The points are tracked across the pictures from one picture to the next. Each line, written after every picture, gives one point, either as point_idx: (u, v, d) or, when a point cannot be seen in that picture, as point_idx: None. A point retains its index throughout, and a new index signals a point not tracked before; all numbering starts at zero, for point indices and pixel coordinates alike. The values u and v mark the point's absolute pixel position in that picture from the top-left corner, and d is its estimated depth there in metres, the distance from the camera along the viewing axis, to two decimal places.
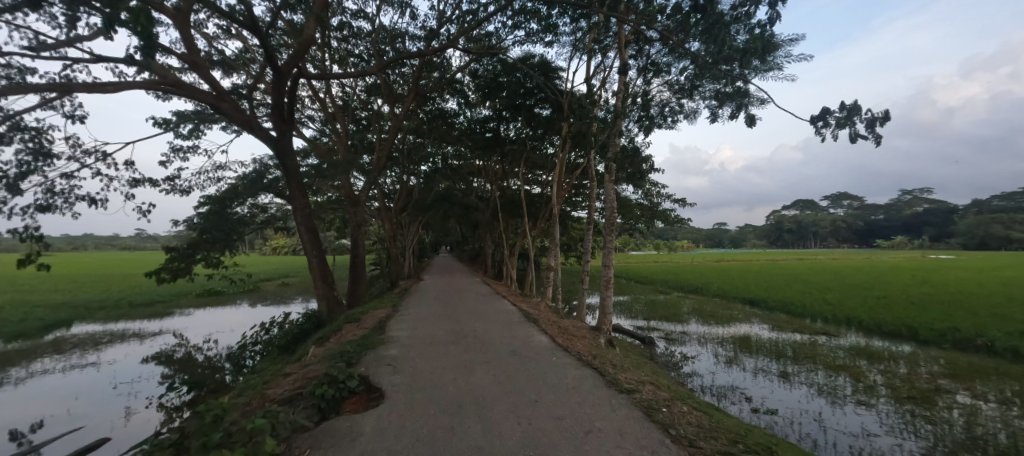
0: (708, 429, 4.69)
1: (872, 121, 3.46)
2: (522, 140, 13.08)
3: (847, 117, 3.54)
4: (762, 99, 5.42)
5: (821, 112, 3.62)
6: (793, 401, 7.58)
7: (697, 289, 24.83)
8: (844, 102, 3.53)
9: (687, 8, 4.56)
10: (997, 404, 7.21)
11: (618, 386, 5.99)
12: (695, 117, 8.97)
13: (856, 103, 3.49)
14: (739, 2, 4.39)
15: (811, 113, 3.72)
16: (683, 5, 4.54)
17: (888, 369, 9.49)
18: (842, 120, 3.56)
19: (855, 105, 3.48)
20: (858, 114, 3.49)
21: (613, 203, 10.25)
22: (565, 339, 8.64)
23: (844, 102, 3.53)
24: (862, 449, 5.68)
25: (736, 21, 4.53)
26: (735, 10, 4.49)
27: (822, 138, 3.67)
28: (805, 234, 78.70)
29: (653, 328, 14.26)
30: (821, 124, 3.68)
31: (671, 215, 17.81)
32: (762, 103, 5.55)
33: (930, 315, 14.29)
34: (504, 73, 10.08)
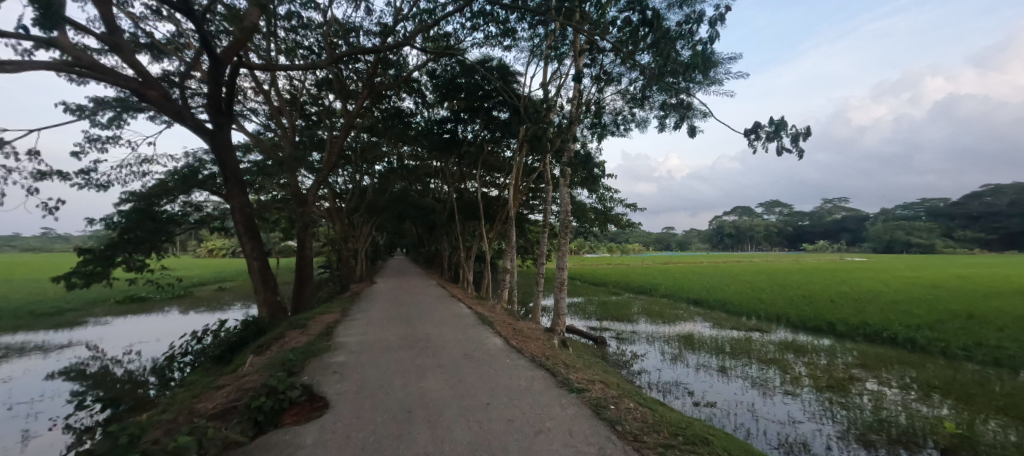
0: (652, 423, 4.91)
1: (796, 136, 3.77)
2: (480, 142, 13.07)
3: (777, 131, 3.82)
4: (705, 113, 5.77)
5: (753, 126, 3.90)
6: (730, 394, 8.10)
7: (646, 290, 25.89)
8: (773, 117, 3.81)
9: (636, 22, 4.77)
10: (901, 390, 8.10)
11: (569, 385, 6.12)
12: (646, 126, 9.41)
13: (784, 118, 3.78)
14: (683, 21, 4.70)
15: (745, 126, 4.00)
16: (634, 18, 4.74)
17: (811, 361, 10.38)
18: (772, 134, 3.86)
19: (782, 120, 3.77)
20: (784, 128, 3.79)
21: (568, 207, 10.47)
22: (519, 341, 8.70)
23: (773, 118, 3.81)
24: (788, 435, 6.16)
25: (680, 36, 4.81)
26: (679, 27, 4.77)
27: (755, 149, 3.95)
28: (743, 238, 84.41)
29: (605, 329, 14.68)
30: (753, 136, 3.95)
31: (623, 219, 18.48)
32: (704, 116, 5.91)
33: (847, 311, 15.79)
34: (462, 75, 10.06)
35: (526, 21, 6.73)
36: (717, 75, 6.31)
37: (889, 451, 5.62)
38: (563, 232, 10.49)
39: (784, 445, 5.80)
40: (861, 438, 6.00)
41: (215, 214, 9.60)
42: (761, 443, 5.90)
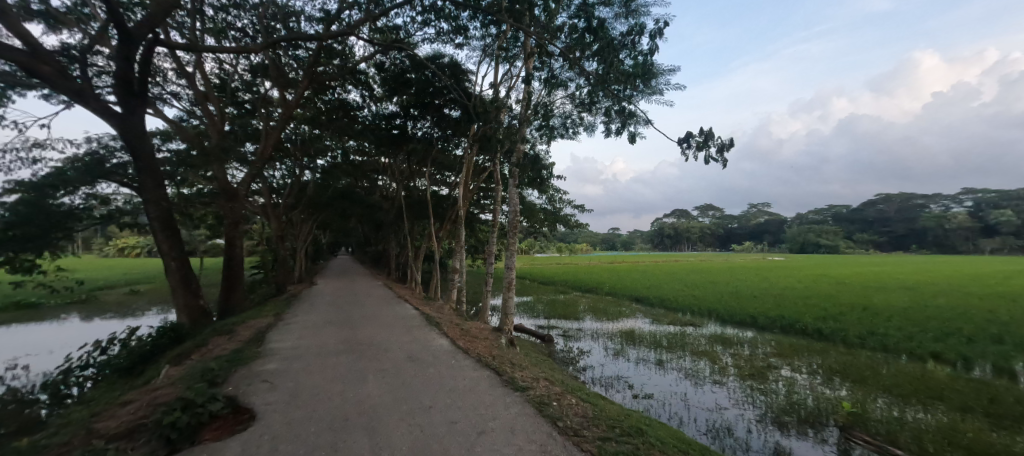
0: (592, 417, 5.07)
1: (722, 147, 4.06)
2: (430, 140, 12.77)
3: (706, 141, 4.10)
4: (646, 121, 6.05)
5: (686, 136, 4.15)
6: (666, 385, 8.58)
7: (592, 289, 26.73)
8: (703, 128, 4.08)
9: (583, 30, 4.93)
10: (811, 375, 8.99)
11: (514, 384, 6.17)
12: (593, 131, 9.72)
13: (712, 129, 4.05)
14: (627, 31, 4.94)
15: (678, 136, 4.27)
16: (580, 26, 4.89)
17: (737, 352, 11.25)
18: (701, 143, 4.13)
19: (711, 131, 4.05)
20: (713, 139, 4.07)
21: (518, 207, 10.51)
22: (466, 341, 8.63)
23: (703, 128, 4.08)
24: (715, 421, 6.63)
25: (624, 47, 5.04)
26: (623, 36, 4.99)
27: (687, 158, 4.21)
28: (680, 239, 89.75)
29: (552, 327, 14.96)
30: (686, 145, 4.21)
31: (571, 220, 18.92)
32: (645, 124, 6.18)
33: (769, 305, 17.28)
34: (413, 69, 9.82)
35: (478, 20, 6.67)
36: (659, 84, 6.67)
37: (799, 430, 6.23)
38: (513, 233, 10.51)
39: (711, 430, 6.24)
40: (776, 420, 6.60)
41: (125, 209, 8.64)
42: (691, 430, 6.30)
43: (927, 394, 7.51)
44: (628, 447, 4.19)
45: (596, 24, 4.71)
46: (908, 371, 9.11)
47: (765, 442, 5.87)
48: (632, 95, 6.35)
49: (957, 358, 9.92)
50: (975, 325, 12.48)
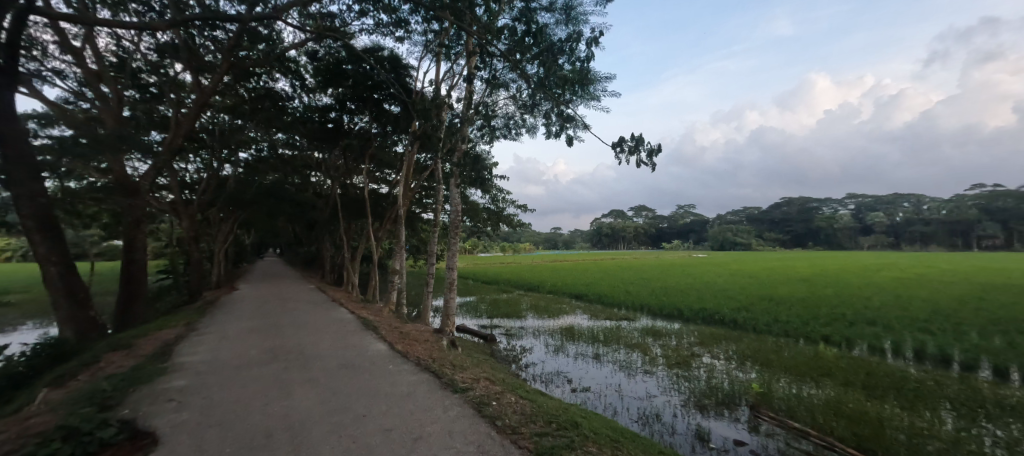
0: (530, 414, 5.17)
1: (651, 152, 4.31)
2: (368, 135, 12.27)
3: (636, 146, 4.33)
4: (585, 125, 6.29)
5: (619, 141, 4.36)
6: (602, 377, 8.94)
7: (534, 287, 27.17)
8: (633, 134, 4.31)
9: (523, 33, 5.01)
10: (729, 361, 9.81)
11: (453, 386, 6.11)
12: (536, 133, 9.91)
13: (642, 136, 4.29)
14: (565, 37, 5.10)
15: (613, 140, 4.50)
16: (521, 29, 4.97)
17: (666, 343, 11.98)
18: (633, 148, 4.35)
19: (641, 137, 4.29)
20: (642, 145, 4.31)
21: (460, 207, 10.41)
22: (405, 345, 8.38)
23: (634, 134, 4.31)
24: (646, 408, 7.03)
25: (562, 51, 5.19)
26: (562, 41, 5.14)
27: (620, 162, 4.41)
28: (616, 238, 93.95)
29: (494, 326, 15.00)
30: (619, 150, 4.42)
31: (514, 219, 19.06)
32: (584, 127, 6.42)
33: (695, 298, 18.59)
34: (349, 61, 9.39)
35: (419, 15, 6.50)
36: (597, 90, 6.95)
37: (717, 412, 6.78)
38: (455, 232, 10.34)
39: (641, 418, 6.60)
40: (698, 404, 7.13)
41: None
42: (624, 419, 6.61)
43: (822, 373, 8.49)
44: (562, 441, 4.32)
45: (535, 28, 4.81)
46: (807, 353, 10.24)
47: (688, 424, 6.32)
48: (571, 99, 6.55)
49: (844, 340, 11.37)
50: (858, 311, 14.37)
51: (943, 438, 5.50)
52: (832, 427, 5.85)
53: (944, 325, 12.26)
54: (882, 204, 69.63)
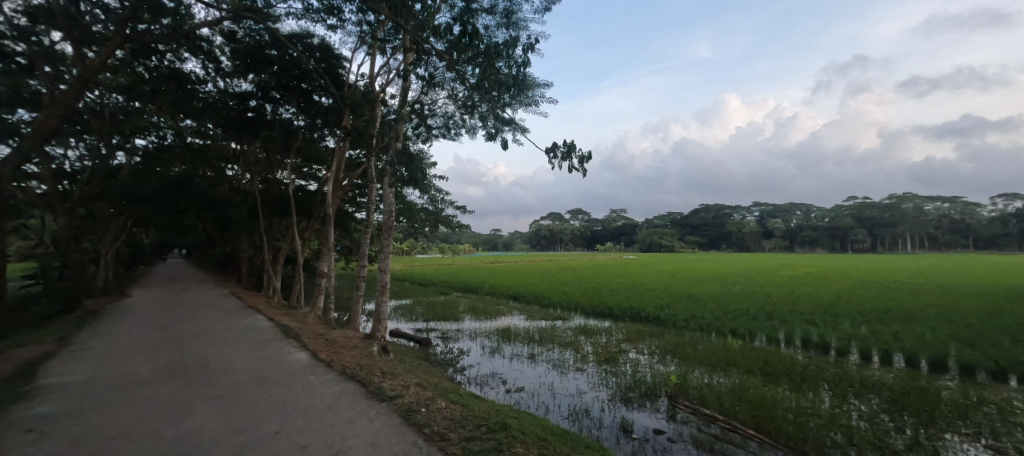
0: (460, 419, 5.15)
1: (581, 159, 4.51)
2: (293, 128, 11.43)
3: (568, 152, 4.50)
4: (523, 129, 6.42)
5: (552, 146, 4.51)
6: (536, 377, 9.13)
7: (472, 289, 27.05)
8: (565, 141, 4.48)
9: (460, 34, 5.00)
10: (652, 356, 10.46)
11: (380, 395, 5.90)
12: (475, 135, 9.91)
13: (573, 143, 4.47)
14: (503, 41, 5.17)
15: (544, 145, 4.71)
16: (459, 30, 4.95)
17: (597, 341, 12.50)
18: (565, 154, 4.52)
19: (572, 144, 4.46)
20: (574, 151, 4.50)
21: (394, 207, 10.07)
22: (331, 353, 7.93)
23: (567, 141, 4.48)
24: (576, 405, 7.30)
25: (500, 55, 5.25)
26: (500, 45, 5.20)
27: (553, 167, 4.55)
28: (553, 239, 96.47)
29: (430, 329, 14.73)
30: (552, 156, 4.56)
31: (453, 221, 18.83)
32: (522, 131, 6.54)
33: (624, 297, 19.63)
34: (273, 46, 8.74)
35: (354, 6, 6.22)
36: (534, 95, 7.14)
37: (640, 404, 7.21)
38: (389, 232, 9.98)
39: (571, 414, 6.83)
40: (624, 398, 7.52)
41: None
42: (555, 416, 6.80)
43: (730, 363, 9.34)
44: (490, 444, 4.36)
45: (473, 30, 4.83)
46: (719, 345, 11.21)
47: (614, 417, 6.65)
48: (508, 103, 6.63)
49: (748, 332, 12.63)
50: (761, 306, 16.01)
51: (823, 415, 6.32)
52: (736, 411, 6.47)
53: (830, 317, 14.05)
54: (781, 212, 78.51)
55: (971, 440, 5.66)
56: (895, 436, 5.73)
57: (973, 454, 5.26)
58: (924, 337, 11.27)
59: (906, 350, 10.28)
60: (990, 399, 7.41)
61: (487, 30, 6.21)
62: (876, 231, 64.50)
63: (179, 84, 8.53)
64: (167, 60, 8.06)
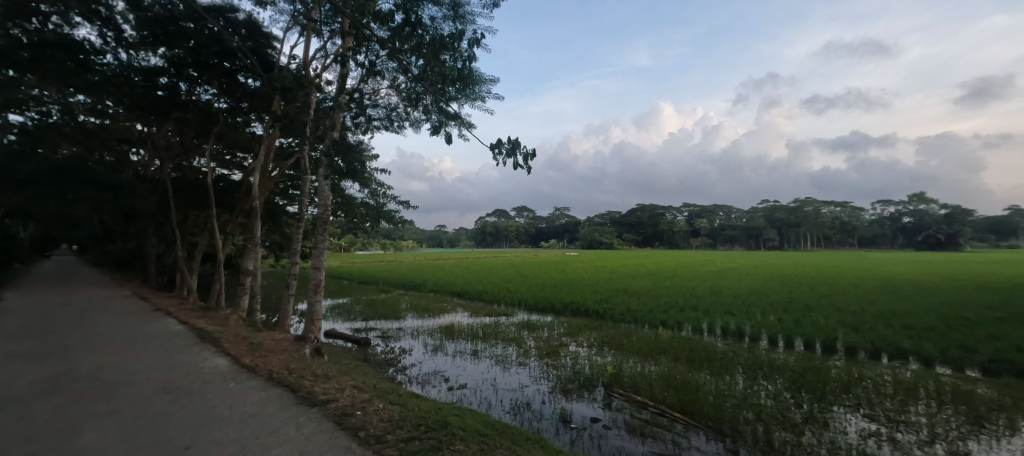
0: (398, 420, 4.96)
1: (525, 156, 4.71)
2: (214, 111, 10.40)
3: (513, 149, 4.64)
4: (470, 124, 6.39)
5: (497, 142, 4.63)
6: (479, 373, 9.07)
7: (414, 286, 26.41)
8: (510, 137, 4.65)
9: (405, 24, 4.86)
10: (591, 348, 10.79)
11: (311, 400, 5.54)
12: (419, 128, 9.61)
13: (517, 139, 4.65)
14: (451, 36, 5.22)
15: (489, 142, 4.81)
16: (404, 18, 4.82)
17: (540, 335, 12.69)
18: (509, 151, 4.68)
19: (516, 141, 4.63)
20: (518, 147, 4.68)
21: (330, 200, 9.51)
22: (255, 357, 7.32)
23: (512, 137, 4.63)
24: (518, 398, 7.35)
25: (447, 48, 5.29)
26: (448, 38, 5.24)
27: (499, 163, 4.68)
28: (498, 236, 96.99)
29: (370, 329, 14.16)
30: (497, 152, 4.70)
31: (395, 216, 18.19)
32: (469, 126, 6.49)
33: (566, 293, 20.11)
34: (190, 19, 7.87)
35: None
36: (481, 91, 7.08)
37: (579, 394, 7.40)
38: (324, 227, 9.41)
39: (513, 408, 6.86)
40: (563, 389, 7.68)
41: None
42: (497, 411, 6.77)
43: (661, 352, 9.88)
44: (429, 443, 4.25)
45: (417, 20, 4.72)
46: (651, 336, 11.82)
47: (554, 409, 6.77)
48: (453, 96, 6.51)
49: (678, 323, 13.45)
50: (690, 299, 17.11)
51: (737, 396, 6.90)
52: (665, 396, 6.85)
53: (748, 308, 15.34)
54: (708, 212, 84.79)
55: (853, 411, 6.48)
56: (796, 411, 6.39)
57: (855, 424, 5.99)
58: (825, 324, 12.65)
59: (807, 336, 11.53)
60: (872, 375, 8.48)
61: (433, 21, 6.08)
62: (783, 231, 73.55)
63: (68, 53, 7.40)
64: (52, 24, 6.96)
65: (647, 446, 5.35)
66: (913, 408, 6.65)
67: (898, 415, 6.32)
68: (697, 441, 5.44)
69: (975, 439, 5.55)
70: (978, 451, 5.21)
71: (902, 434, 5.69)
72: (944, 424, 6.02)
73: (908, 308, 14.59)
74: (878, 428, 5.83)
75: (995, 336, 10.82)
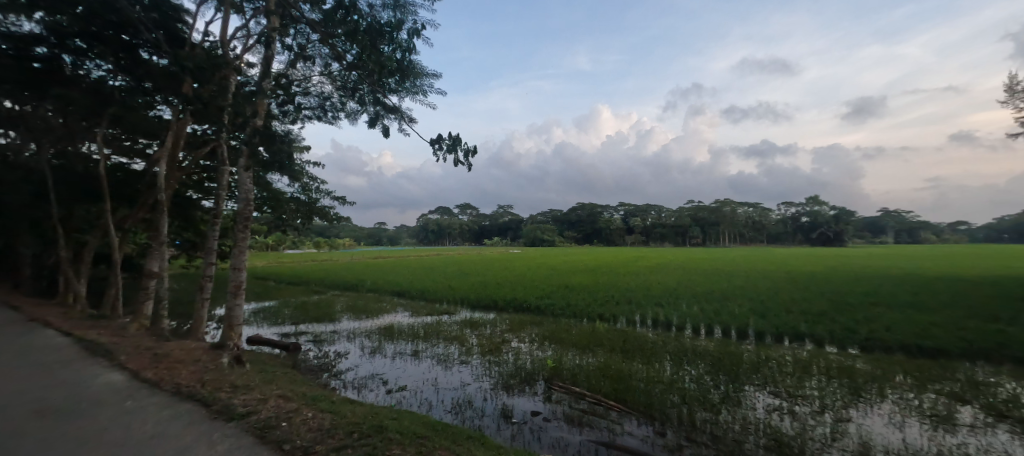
0: (328, 428, 4.60)
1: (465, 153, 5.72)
2: (108, 90, 9.10)
3: (454, 145, 5.65)
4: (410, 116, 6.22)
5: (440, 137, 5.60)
6: (419, 374, 8.76)
7: (351, 286, 25.18)
8: (452, 135, 5.62)
9: None
10: (533, 343, 10.87)
11: (228, 413, 5.00)
12: (356, 120, 9.08)
13: (457, 137, 5.62)
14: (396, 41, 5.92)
15: (433, 137, 5.96)
16: None
17: (482, 333, 12.59)
18: (451, 146, 5.65)
19: (457, 139, 5.63)
20: (458, 145, 5.67)
21: (252, 194, 8.66)
22: (160, 371, 6.49)
23: (453, 136, 5.61)
24: (460, 397, 7.18)
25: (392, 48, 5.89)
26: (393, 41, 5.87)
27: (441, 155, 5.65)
28: (441, 234, 95.55)
29: (300, 332, 13.22)
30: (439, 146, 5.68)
31: (330, 212, 17.17)
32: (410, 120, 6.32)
33: (509, 290, 20.19)
34: None
35: None
36: (422, 85, 6.80)
37: (520, 389, 7.40)
38: (245, 224, 8.52)
39: (454, 407, 6.68)
40: (505, 385, 7.62)
41: None
42: (438, 411, 6.56)
43: (598, 344, 10.18)
44: (364, 450, 3.99)
45: None
46: (590, 329, 12.16)
47: (496, 405, 6.69)
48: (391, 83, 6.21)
49: (614, 316, 13.97)
50: (626, 293, 17.88)
51: (665, 381, 7.26)
52: (600, 386, 7.03)
53: (678, 299, 16.34)
54: (642, 211, 89.55)
55: (761, 389, 7.08)
56: (714, 392, 6.85)
57: (763, 400, 6.55)
58: (744, 312, 13.77)
59: (725, 323, 12.48)
60: (777, 356, 9.34)
61: (372, 7, 5.85)
62: (706, 229, 79.96)
63: None
64: None
65: (585, 435, 5.44)
66: (808, 383, 7.42)
67: (796, 390, 7.01)
68: (630, 427, 5.62)
69: (855, 407, 6.31)
70: (857, 417, 5.94)
71: (799, 407, 6.31)
72: (831, 396, 6.78)
73: (810, 296, 16.35)
74: (780, 403, 6.41)
75: (873, 318, 12.42)
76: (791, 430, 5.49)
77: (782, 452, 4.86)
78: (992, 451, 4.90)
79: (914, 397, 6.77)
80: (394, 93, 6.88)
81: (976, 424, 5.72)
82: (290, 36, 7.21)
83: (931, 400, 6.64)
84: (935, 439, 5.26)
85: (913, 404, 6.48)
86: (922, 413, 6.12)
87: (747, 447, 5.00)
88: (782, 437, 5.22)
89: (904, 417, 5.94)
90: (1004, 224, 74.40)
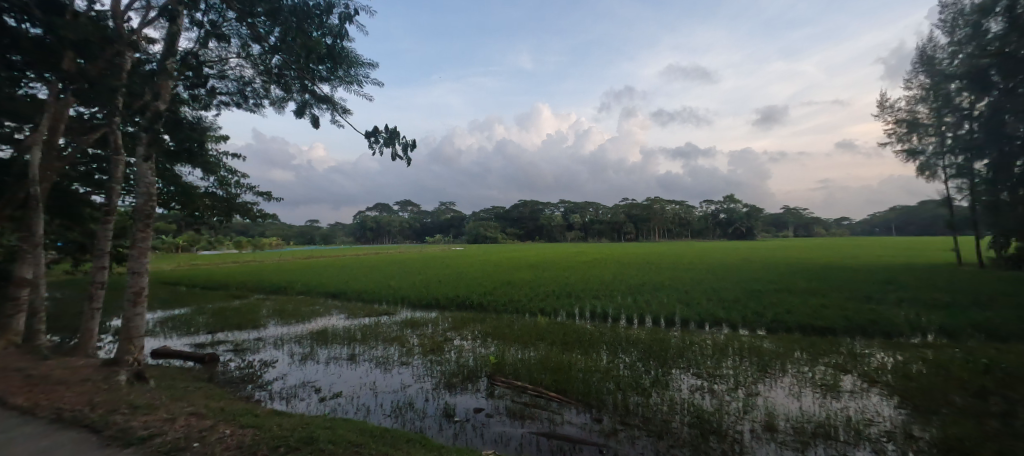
0: (248, 446, 4.13)
1: (404, 146, 5.61)
2: None
3: (391, 139, 5.55)
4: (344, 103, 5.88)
5: (377, 132, 5.54)
6: (355, 379, 8.24)
7: (279, 289, 23.40)
8: (388, 128, 5.51)
9: None
10: (475, 340, 10.69)
11: (125, 438, 4.34)
12: (281, 109, 8.35)
13: (394, 131, 5.52)
14: (324, 29, 5.72)
15: (368, 130, 5.66)
16: None
17: (423, 332, 12.22)
18: (387, 140, 5.55)
19: (394, 132, 5.51)
20: (396, 138, 5.54)
21: (155, 188, 7.55)
22: (34, 395, 5.49)
23: (390, 129, 5.51)
24: (399, 399, 6.84)
25: (321, 33, 5.67)
26: (320, 30, 5.68)
27: (377, 149, 5.58)
28: (380, 232, 92.21)
29: (218, 342, 11.96)
30: (375, 139, 5.58)
31: (253, 210, 15.72)
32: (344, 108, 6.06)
33: (451, 287, 19.83)
34: None
35: None
36: (357, 74, 6.34)
37: (462, 387, 7.22)
38: (146, 222, 7.42)
39: (394, 410, 6.35)
40: (447, 384, 7.38)
41: None
42: (376, 416, 6.19)
43: (539, 338, 10.23)
44: None
45: None
46: (531, 324, 12.22)
47: (437, 405, 6.45)
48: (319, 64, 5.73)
49: (554, 310, 14.20)
50: (567, 287, 18.25)
51: (602, 370, 7.45)
52: (541, 378, 7.07)
53: (616, 292, 16.95)
54: (581, 207, 92.59)
55: (686, 371, 7.49)
56: (645, 376, 7.16)
57: (687, 382, 6.93)
58: (675, 301, 14.59)
59: (655, 312, 13.15)
60: (699, 341, 9.97)
61: None
62: (639, 225, 84.42)
63: None
64: None
65: (526, 428, 5.40)
66: (725, 363, 7.99)
67: (715, 370, 7.51)
68: (570, 416, 5.68)
69: (763, 382, 6.88)
70: (764, 391, 6.49)
71: (718, 385, 6.77)
72: (743, 373, 7.33)
73: (730, 284, 17.73)
74: (703, 383, 6.82)
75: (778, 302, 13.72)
76: (710, 407, 5.85)
77: (702, 428, 5.15)
78: (867, 412, 5.57)
79: (809, 370, 7.53)
80: (325, 82, 6.37)
81: (856, 390, 6.47)
82: (200, 11, 6.43)
83: (821, 372, 7.42)
84: (824, 405, 5.87)
85: (807, 376, 7.20)
86: (814, 383, 6.81)
87: (674, 426, 5.24)
88: (703, 413, 5.54)
89: (801, 388, 6.59)
90: (879, 219, 86.38)
